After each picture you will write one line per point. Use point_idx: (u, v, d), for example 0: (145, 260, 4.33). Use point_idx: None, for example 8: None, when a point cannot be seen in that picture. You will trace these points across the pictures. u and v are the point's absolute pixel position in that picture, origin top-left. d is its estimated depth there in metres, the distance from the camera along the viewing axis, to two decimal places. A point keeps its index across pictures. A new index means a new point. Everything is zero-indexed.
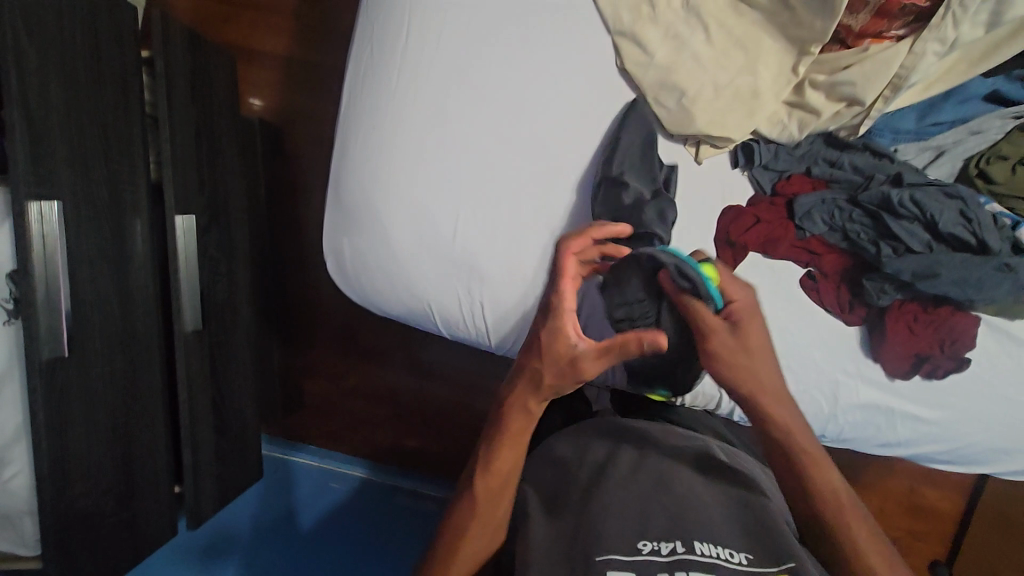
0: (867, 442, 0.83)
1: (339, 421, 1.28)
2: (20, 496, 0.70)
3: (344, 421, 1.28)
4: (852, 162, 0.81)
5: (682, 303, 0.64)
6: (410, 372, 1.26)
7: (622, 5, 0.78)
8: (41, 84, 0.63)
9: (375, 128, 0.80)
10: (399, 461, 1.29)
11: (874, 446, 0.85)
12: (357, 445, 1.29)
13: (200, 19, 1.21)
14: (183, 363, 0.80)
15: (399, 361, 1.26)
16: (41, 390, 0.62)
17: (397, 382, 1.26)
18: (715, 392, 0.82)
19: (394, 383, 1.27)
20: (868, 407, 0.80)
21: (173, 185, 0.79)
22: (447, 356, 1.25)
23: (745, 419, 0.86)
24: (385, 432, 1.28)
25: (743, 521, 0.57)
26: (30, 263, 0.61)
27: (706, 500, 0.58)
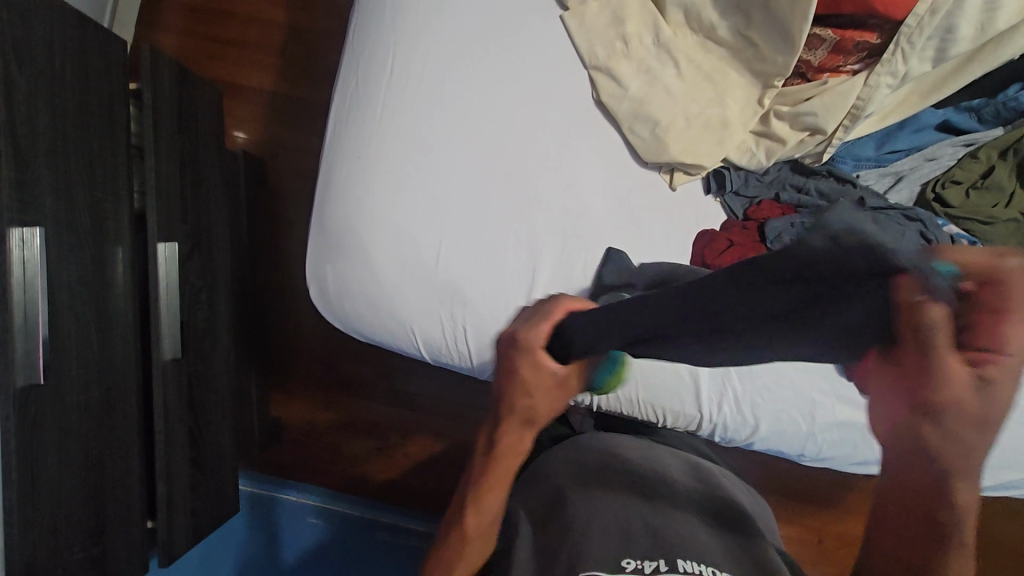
0: (844, 460, 0.85)
1: (319, 454, 1.26)
2: None
3: (324, 454, 1.26)
4: (818, 188, 0.85)
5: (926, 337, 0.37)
6: (393, 402, 1.25)
7: (597, 43, 0.84)
8: (30, 112, 0.64)
9: (360, 156, 0.82)
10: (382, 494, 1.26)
11: (851, 464, 0.86)
12: (338, 479, 1.26)
13: (186, 55, 1.23)
14: (161, 392, 0.79)
15: (382, 391, 1.25)
16: (15, 419, 0.60)
17: (380, 413, 1.25)
18: (696, 414, 0.82)
19: (376, 413, 1.25)
20: (845, 425, 0.82)
21: (156, 212, 0.79)
22: (430, 385, 1.25)
23: (726, 440, 0.86)
24: (367, 465, 1.25)
25: (729, 545, 0.59)
26: (11, 289, 0.60)
27: (693, 526, 0.61)
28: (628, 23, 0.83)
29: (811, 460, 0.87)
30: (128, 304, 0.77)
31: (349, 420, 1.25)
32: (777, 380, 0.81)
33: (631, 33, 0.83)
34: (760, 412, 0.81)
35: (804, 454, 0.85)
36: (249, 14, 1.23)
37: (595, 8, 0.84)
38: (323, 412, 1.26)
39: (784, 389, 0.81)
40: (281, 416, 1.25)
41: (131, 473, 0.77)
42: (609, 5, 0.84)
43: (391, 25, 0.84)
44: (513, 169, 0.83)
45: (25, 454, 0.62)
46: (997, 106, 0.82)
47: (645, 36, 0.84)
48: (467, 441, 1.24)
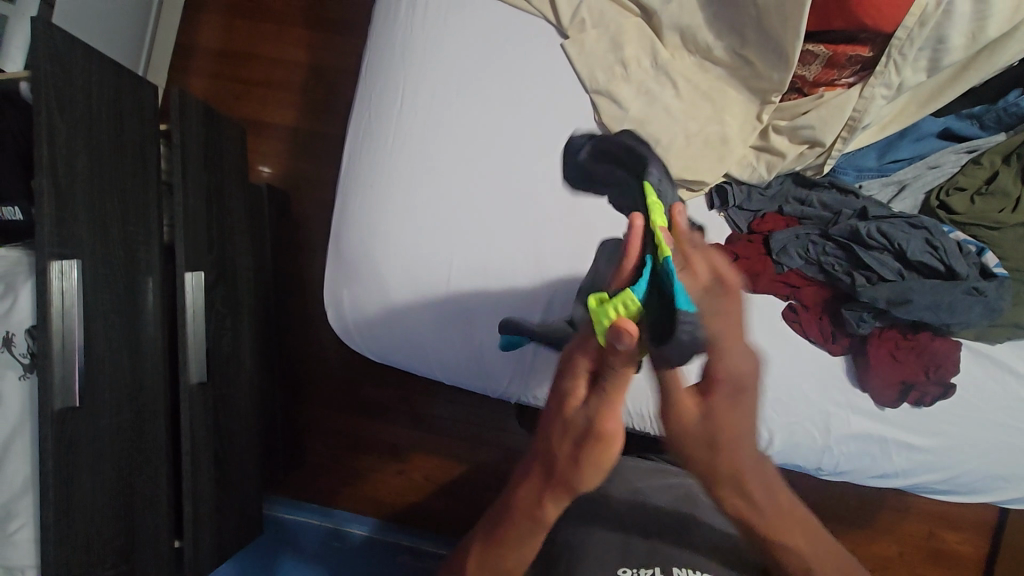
0: (863, 472, 0.83)
1: (340, 477, 1.28)
2: (24, 549, 0.70)
3: (345, 477, 1.28)
4: (820, 199, 0.86)
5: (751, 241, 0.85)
6: (412, 423, 1.27)
7: (597, 68, 0.87)
8: (70, 155, 0.70)
9: (374, 183, 0.86)
10: (399, 518, 1.26)
11: (869, 477, 0.84)
12: (358, 502, 1.27)
13: (214, 96, 1.31)
14: (188, 413, 0.83)
15: (398, 413, 1.28)
16: (51, 440, 0.64)
17: (396, 435, 1.27)
18: None
19: (395, 436, 1.27)
20: (861, 436, 0.80)
21: (184, 244, 0.84)
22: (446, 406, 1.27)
23: None
24: (387, 487, 1.27)
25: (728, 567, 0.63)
26: (49, 317, 0.65)
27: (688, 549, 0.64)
28: (626, 48, 0.86)
29: (829, 474, 0.85)
30: (157, 329, 0.82)
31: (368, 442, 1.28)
32: (789, 393, 0.79)
33: (629, 57, 0.86)
34: (772, 425, 0.79)
35: (820, 468, 0.83)
36: (272, 56, 1.31)
37: (594, 36, 0.87)
38: (342, 434, 1.28)
39: (796, 403, 0.79)
40: (304, 439, 1.28)
41: (159, 491, 0.80)
42: (607, 32, 0.87)
43: (400, 61, 0.88)
44: (518, 192, 0.86)
45: (63, 471, 0.65)
46: (998, 112, 0.82)
47: (643, 59, 0.87)
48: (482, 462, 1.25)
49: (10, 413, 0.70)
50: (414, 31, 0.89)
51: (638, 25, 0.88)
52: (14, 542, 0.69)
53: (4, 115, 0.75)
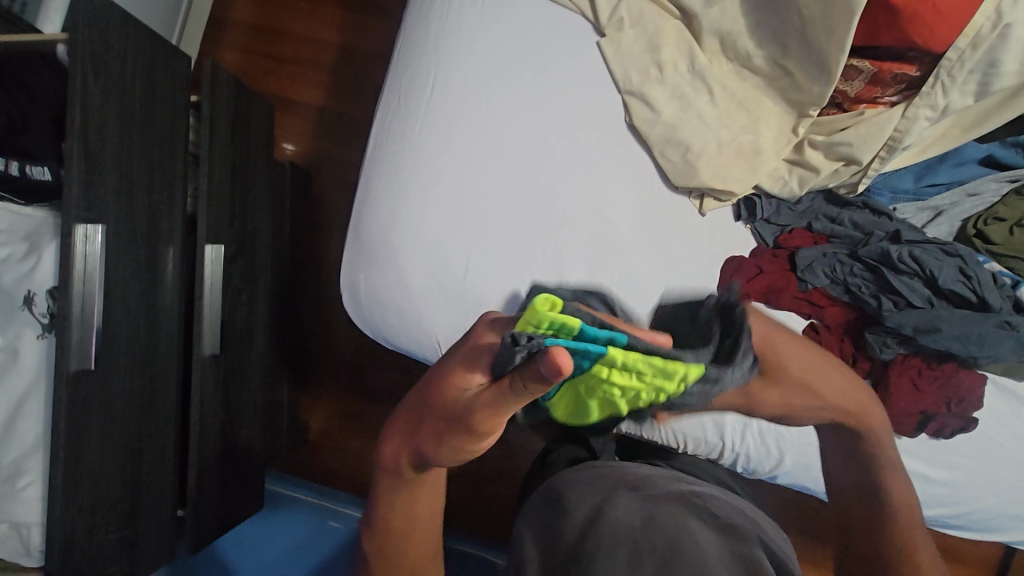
0: None
1: (342, 458, 1.28)
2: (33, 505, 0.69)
3: (348, 459, 1.28)
4: (852, 219, 0.84)
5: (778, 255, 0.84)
6: None
7: (631, 69, 0.86)
8: (101, 120, 0.70)
9: (397, 169, 0.85)
10: None
11: None
12: (359, 485, 1.28)
13: (245, 70, 1.32)
14: (199, 384, 0.83)
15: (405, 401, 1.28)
16: (65, 401, 0.64)
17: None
18: (718, 441, 0.82)
19: None
20: None
21: (207, 217, 0.85)
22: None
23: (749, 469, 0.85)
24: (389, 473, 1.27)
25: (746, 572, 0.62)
26: (71, 280, 0.65)
27: None
28: (664, 50, 0.85)
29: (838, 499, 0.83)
30: (174, 300, 0.83)
31: (373, 427, 1.28)
32: None
33: (666, 59, 0.85)
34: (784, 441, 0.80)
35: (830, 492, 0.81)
36: (305, 34, 1.31)
37: (631, 35, 0.86)
38: (347, 417, 1.29)
39: None
40: (310, 419, 1.29)
41: (166, 459, 0.81)
42: (645, 32, 0.86)
43: (433, 48, 0.88)
44: (542, 190, 0.85)
45: (76, 434, 0.66)
46: None
47: (680, 63, 0.85)
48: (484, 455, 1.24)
49: (26, 371, 0.71)
50: (448, 18, 0.88)
51: (678, 27, 0.86)
52: (22, 498, 0.69)
53: (40, 74, 0.76)
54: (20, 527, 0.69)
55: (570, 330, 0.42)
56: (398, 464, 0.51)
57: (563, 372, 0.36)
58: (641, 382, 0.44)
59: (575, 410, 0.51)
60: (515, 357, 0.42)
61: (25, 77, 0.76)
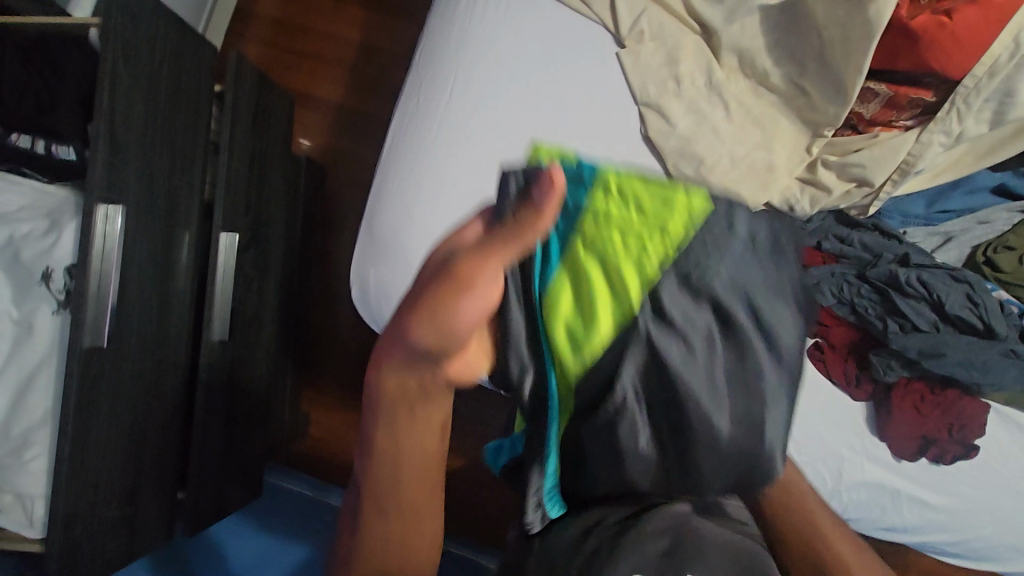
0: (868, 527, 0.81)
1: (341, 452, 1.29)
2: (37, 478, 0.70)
3: (345, 454, 1.29)
4: (861, 240, 0.83)
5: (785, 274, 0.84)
6: None
7: (649, 81, 0.87)
8: (128, 103, 0.72)
9: (413, 167, 0.87)
10: None
11: (873, 530, 0.81)
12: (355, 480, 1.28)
13: (267, 64, 1.34)
14: (206, 369, 0.84)
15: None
16: (77, 376, 0.65)
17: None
18: None
19: None
20: (872, 485, 0.77)
21: (223, 204, 0.86)
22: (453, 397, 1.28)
23: None
24: None
25: None
26: (90, 257, 0.66)
27: None
28: (682, 64, 0.86)
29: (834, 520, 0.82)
30: (186, 285, 0.84)
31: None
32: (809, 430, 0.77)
33: (684, 73, 0.86)
34: None
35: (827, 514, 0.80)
36: (328, 31, 1.33)
37: (650, 48, 0.87)
38: (347, 412, 1.30)
39: (814, 442, 0.77)
40: (310, 412, 1.30)
41: (168, 441, 0.82)
42: (664, 46, 0.87)
43: (455, 51, 0.89)
44: None
45: (86, 410, 0.67)
46: None
47: (698, 77, 0.86)
48: (480, 457, 1.24)
49: (40, 345, 0.72)
50: (471, 22, 0.89)
51: (697, 43, 0.87)
52: (27, 470, 0.70)
53: (70, 57, 0.78)
54: (24, 499, 0.69)
55: (567, 158, 0.53)
56: (377, 377, 0.41)
57: (555, 184, 0.33)
58: (636, 211, 0.49)
59: (579, 304, 0.47)
60: (514, 191, 0.40)
61: (56, 57, 0.77)
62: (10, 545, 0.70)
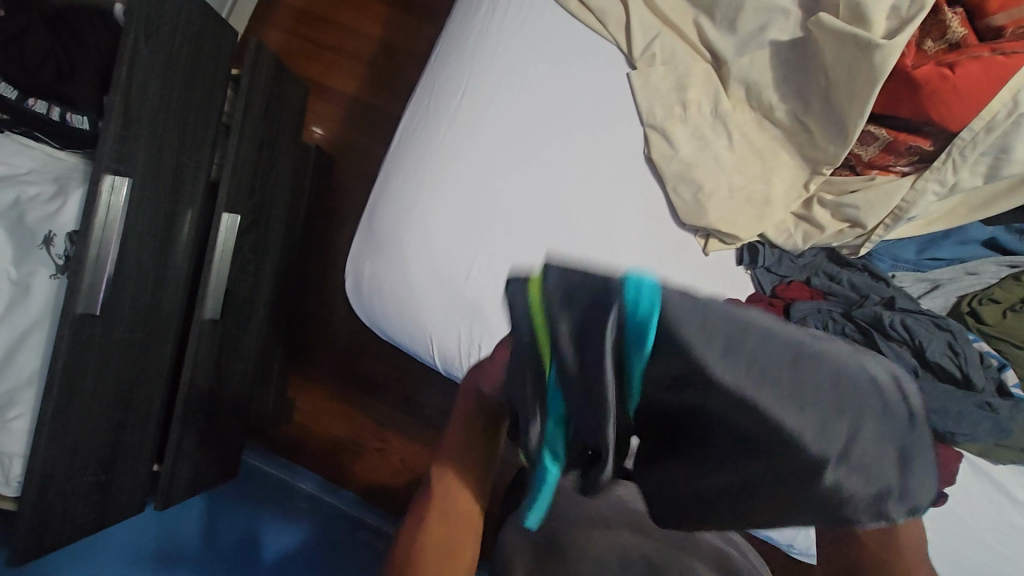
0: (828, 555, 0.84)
1: (322, 441, 1.30)
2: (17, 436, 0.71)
3: (326, 442, 1.30)
4: (850, 280, 0.85)
5: (772, 305, 0.84)
6: (402, 409, 1.30)
7: (657, 104, 0.89)
8: (145, 79, 0.73)
9: (418, 167, 0.91)
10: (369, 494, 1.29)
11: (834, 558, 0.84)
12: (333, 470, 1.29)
13: (286, 52, 1.35)
14: (195, 345, 0.85)
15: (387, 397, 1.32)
16: (66, 340, 0.66)
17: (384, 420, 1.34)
18: None
19: (383, 416, 1.30)
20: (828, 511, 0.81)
21: (228, 186, 0.88)
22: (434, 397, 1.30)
23: None
24: (365, 462, 1.29)
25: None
26: (92, 225, 0.67)
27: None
28: (690, 90, 0.87)
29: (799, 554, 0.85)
30: (183, 261, 0.85)
31: (354, 414, 1.30)
32: None
33: (691, 100, 0.87)
34: None
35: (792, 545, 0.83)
36: (348, 27, 1.35)
37: (661, 71, 0.89)
38: (332, 402, 1.31)
39: None
40: (296, 398, 1.31)
41: (149, 413, 0.82)
42: (675, 71, 0.89)
43: (470, 59, 0.92)
44: (551, 207, 0.90)
45: (74, 373, 0.68)
46: None
47: (705, 105, 0.87)
48: None
49: (34, 306, 0.73)
50: (489, 33, 0.93)
51: (707, 71, 0.89)
52: (10, 429, 0.71)
53: (96, 31, 0.80)
54: (1, 457, 0.70)
55: None
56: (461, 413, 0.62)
57: None
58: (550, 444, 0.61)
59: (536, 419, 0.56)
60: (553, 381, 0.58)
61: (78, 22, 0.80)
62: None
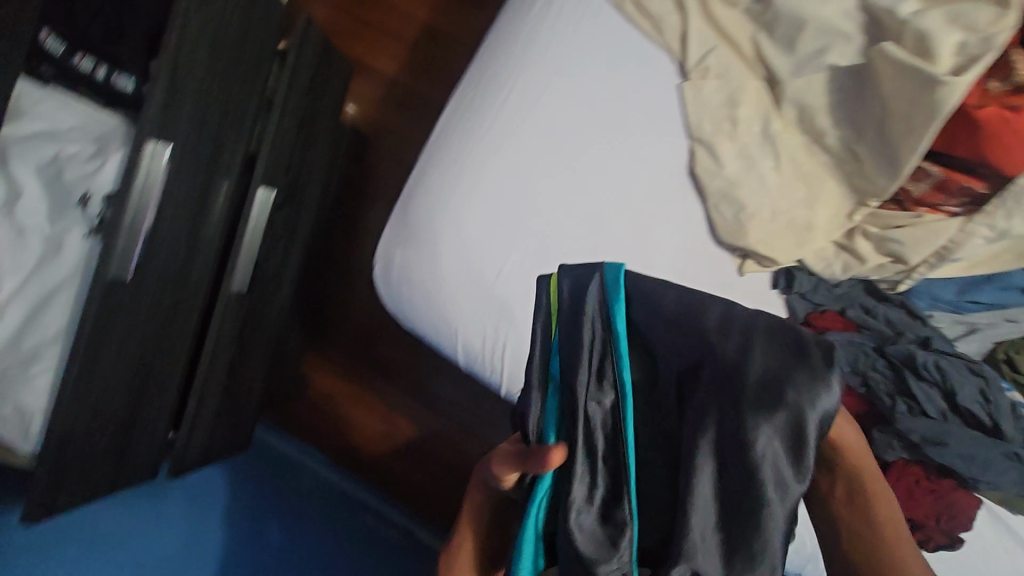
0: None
1: (332, 420, 1.30)
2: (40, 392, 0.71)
3: (335, 422, 1.30)
4: (886, 315, 0.83)
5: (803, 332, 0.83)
6: (413, 397, 1.29)
7: (706, 118, 0.87)
8: (194, 46, 0.72)
9: (457, 159, 0.90)
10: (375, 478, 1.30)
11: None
12: (341, 451, 1.31)
13: (329, 28, 1.34)
14: (220, 317, 0.85)
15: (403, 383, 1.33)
16: (97, 303, 0.65)
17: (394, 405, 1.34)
18: None
19: (393, 402, 1.30)
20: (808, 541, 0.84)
21: (266, 161, 0.87)
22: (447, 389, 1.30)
23: None
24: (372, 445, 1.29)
25: None
26: (131, 190, 0.66)
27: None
28: (741, 108, 0.86)
29: None
30: (216, 232, 0.85)
31: (364, 397, 1.30)
32: None
33: (741, 117, 0.86)
34: None
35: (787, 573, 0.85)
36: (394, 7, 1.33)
37: (713, 85, 0.87)
38: (343, 382, 1.31)
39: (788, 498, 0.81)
40: (309, 375, 1.31)
41: (170, 383, 0.82)
42: (727, 86, 0.87)
43: (519, 55, 0.91)
44: (587, 211, 0.89)
45: (102, 336, 0.67)
46: None
47: (755, 124, 0.86)
48: None
49: (65, 263, 0.73)
50: (541, 31, 0.91)
51: (760, 89, 0.87)
52: (34, 386, 0.70)
53: None
54: (24, 413, 0.70)
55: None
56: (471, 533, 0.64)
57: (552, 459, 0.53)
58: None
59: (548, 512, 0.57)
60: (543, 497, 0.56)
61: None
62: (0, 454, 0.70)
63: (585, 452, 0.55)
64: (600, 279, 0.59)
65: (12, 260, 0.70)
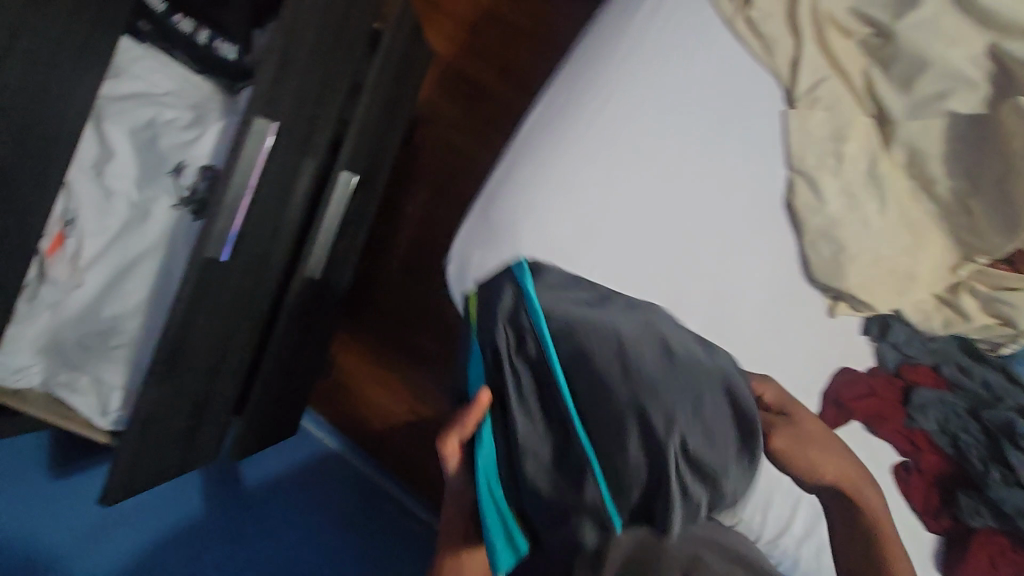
0: None
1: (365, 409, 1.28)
2: (120, 366, 0.69)
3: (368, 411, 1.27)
4: (982, 376, 0.81)
5: (891, 384, 0.82)
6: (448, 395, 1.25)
7: (810, 150, 0.83)
8: (302, 20, 0.68)
9: (545, 164, 0.86)
10: (402, 474, 1.27)
11: None
12: (370, 441, 1.27)
13: None
14: (292, 301, 0.82)
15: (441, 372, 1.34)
16: (191, 284, 0.62)
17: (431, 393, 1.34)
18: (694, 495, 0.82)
19: (428, 399, 1.26)
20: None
21: (352, 145, 0.84)
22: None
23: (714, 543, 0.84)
24: (403, 438, 1.27)
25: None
26: (234, 168, 0.63)
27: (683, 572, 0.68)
28: (849, 143, 0.82)
29: None
30: (296, 215, 0.82)
31: (399, 388, 1.27)
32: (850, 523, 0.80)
33: (848, 153, 0.82)
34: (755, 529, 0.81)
35: None
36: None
37: (822, 117, 0.83)
38: (380, 370, 1.28)
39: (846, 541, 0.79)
40: (346, 361, 1.28)
41: (240, 365, 0.79)
42: (836, 119, 0.83)
43: (619, 60, 0.86)
44: (678, 234, 0.86)
45: (187, 321, 0.64)
46: None
47: (861, 161, 0.82)
48: None
49: (151, 232, 0.70)
50: (643, 37, 0.86)
51: (869, 125, 0.83)
52: (114, 358, 0.69)
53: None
54: (103, 386, 0.68)
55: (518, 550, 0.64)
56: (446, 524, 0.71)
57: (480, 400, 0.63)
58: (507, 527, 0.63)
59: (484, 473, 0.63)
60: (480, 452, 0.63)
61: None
62: (77, 431, 0.67)
63: (518, 399, 0.63)
64: (513, 283, 0.65)
65: (96, 221, 0.69)
